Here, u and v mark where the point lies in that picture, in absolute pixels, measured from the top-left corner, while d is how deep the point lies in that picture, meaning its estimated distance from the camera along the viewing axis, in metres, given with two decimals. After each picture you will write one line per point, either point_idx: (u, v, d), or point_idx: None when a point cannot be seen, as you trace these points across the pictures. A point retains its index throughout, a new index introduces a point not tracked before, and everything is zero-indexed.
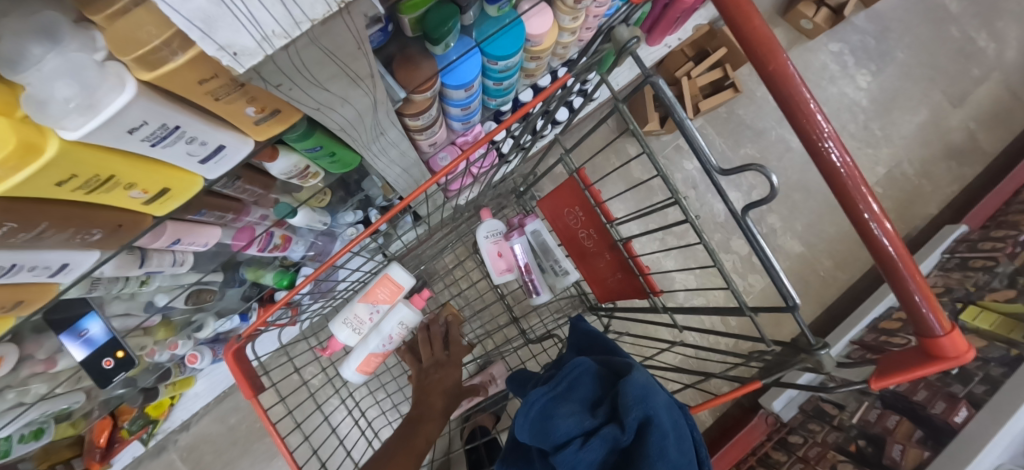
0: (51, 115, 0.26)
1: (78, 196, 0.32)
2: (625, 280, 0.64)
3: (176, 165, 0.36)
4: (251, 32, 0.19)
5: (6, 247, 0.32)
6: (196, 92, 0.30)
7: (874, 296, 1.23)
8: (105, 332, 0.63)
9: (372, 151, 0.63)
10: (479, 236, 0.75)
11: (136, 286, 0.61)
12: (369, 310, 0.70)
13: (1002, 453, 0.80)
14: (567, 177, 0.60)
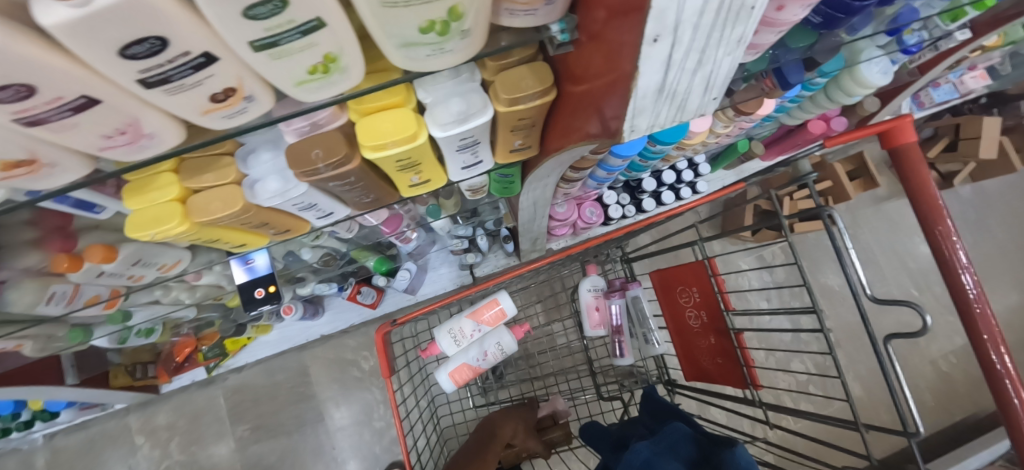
0: (437, 117, 0.36)
1: (391, 171, 0.42)
2: (723, 366, 0.69)
3: (446, 166, 0.46)
4: (650, 120, 0.32)
5: (326, 190, 0.41)
6: (511, 124, 0.40)
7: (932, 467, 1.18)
8: (266, 265, 0.73)
9: (533, 187, 0.74)
10: (583, 288, 0.86)
11: (308, 237, 0.71)
12: (473, 327, 0.80)
13: None
14: (695, 261, 0.69)
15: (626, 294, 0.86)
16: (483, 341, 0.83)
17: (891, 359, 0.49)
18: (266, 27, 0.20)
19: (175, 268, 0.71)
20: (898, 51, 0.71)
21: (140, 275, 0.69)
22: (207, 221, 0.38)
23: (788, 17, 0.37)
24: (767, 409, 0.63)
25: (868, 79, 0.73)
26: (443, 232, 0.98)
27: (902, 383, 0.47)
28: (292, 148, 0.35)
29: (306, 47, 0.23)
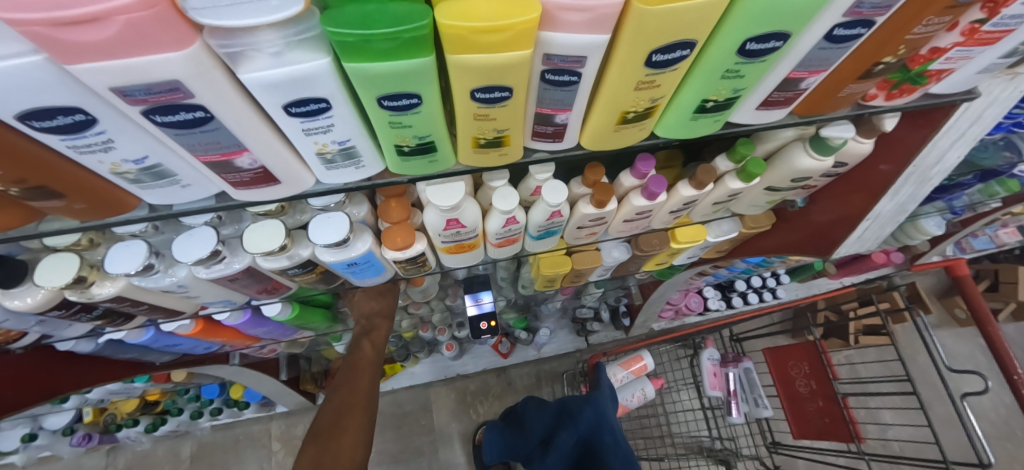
0: (716, 230, 0.66)
1: (663, 255, 0.71)
2: (830, 426, 0.86)
3: (677, 257, 0.75)
4: (848, 246, 0.63)
5: (632, 258, 0.70)
6: (734, 240, 0.71)
7: None
8: (491, 304, 0.92)
9: (680, 275, 0.99)
10: (705, 356, 1.02)
11: (525, 287, 0.97)
12: (624, 373, 0.99)
13: None
14: (807, 341, 0.89)
15: (739, 365, 1.03)
16: (626, 388, 1.00)
17: (967, 414, 0.69)
18: (726, 199, 0.53)
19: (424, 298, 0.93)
20: (948, 212, 1.01)
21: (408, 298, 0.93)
22: (578, 268, 0.66)
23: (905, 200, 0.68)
24: (874, 460, 0.79)
25: (926, 228, 1.03)
26: (586, 303, 1.21)
27: (976, 429, 0.68)
28: (639, 237, 0.65)
29: (724, 204, 0.55)
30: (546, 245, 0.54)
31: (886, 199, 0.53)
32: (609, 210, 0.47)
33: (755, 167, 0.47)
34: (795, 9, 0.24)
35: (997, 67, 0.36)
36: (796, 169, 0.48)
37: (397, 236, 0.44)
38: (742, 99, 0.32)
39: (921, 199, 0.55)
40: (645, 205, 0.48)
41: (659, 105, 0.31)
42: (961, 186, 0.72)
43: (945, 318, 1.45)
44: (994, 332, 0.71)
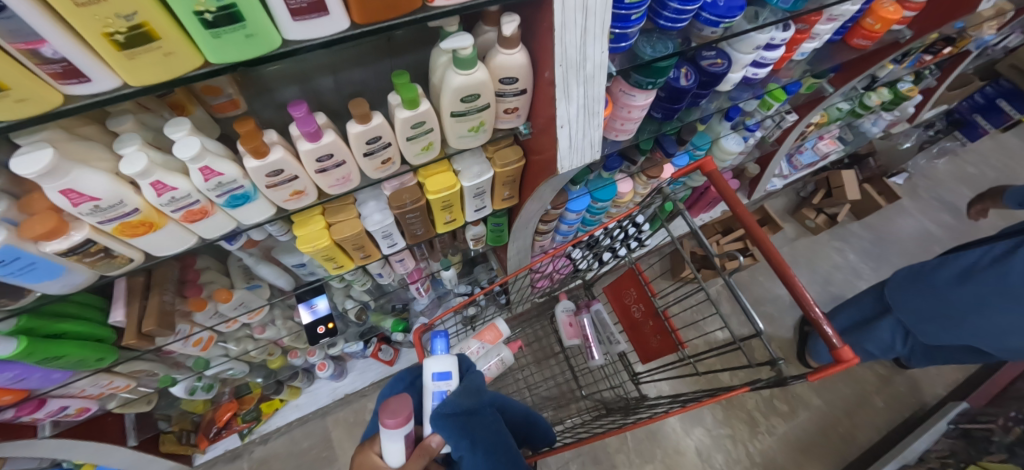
0: (466, 175, 0.69)
1: (439, 210, 0.73)
2: (661, 341, 0.89)
3: (465, 211, 0.78)
4: (574, 161, 0.66)
5: (400, 221, 0.72)
6: (502, 182, 0.75)
7: (893, 451, 1.30)
8: (326, 306, 0.96)
9: (514, 238, 1.01)
10: (558, 309, 1.05)
11: (358, 283, 0.97)
12: (478, 344, 0.99)
13: None
14: (628, 267, 0.93)
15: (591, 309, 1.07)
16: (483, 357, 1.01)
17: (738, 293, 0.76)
18: (417, 132, 0.56)
19: (256, 315, 0.92)
20: (742, 130, 1.13)
21: (233, 321, 0.90)
22: (338, 238, 0.68)
23: (636, 114, 0.74)
24: (695, 360, 0.84)
25: (728, 148, 1.14)
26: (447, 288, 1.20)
27: (746, 305, 0.74)
28: (390, 194, 0.68)
29: (424, 140, 0.58)
30: (256, 212, 0.56)
31: (561, 101, 0.57)
32: (273, 159, 0.49)
33: (406, 93, 0.51)
34: None
35: None
36: (454, 88, 0.52)
37: (33, 223, 0.42)
38: (252, 10, 0.35)
39: (601, 100, 0.59)
40: (314, 148, 0.50)
41: (150, 22, 0.33)
42: (691, 93, 0.79)
43: (801, 230, 1.62)
44: (741, 207, 0.76)
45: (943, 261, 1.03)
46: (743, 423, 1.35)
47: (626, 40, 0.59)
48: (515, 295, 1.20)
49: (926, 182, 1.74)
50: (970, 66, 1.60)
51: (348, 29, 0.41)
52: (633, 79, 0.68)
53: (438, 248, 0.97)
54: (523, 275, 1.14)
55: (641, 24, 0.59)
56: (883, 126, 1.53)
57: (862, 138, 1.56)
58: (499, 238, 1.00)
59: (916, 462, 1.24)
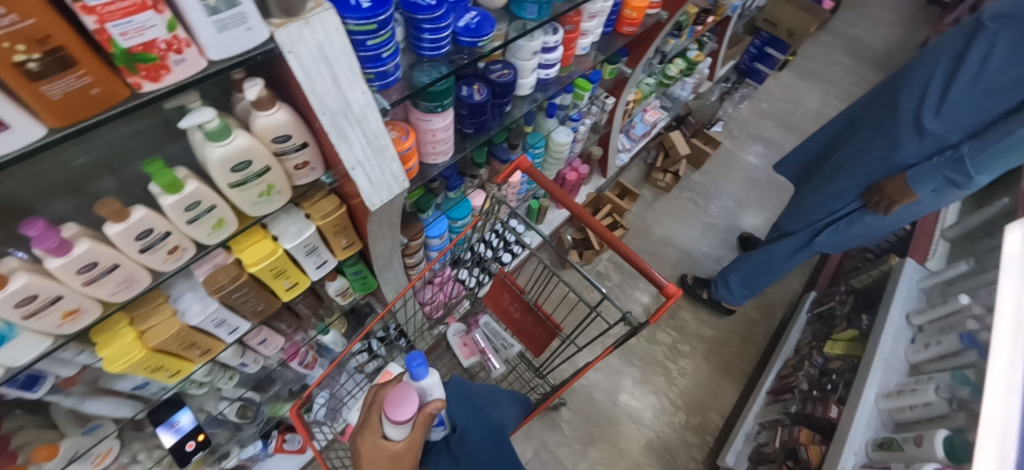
0: (285, 238, 0.69)
1: (270, 279, 0.71)
2: (542, 331, 0.94)
3: (304, 270, 0.77)
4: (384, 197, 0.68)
5: (228, 304, 0.69)
6: (331, 233, 0.75)
7: (776, 352, 1.51)
8: (191, 419, 0.87)
9: (384, 280, 1.01)
10: (449, 334, 1.08)
11: (224, 380, 0.90)
12: None
13: (869, 427, 1.05)
14: (494, 274, 0.97)
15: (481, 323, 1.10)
16: None
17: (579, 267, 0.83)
18: (197, 212, 0.54)
19: (106, 457, 0.81)
20: (567, 122, 1.26)
21: None
22: (157, 344, 0.63)
23: (443, 136, 0.80)
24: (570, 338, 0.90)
25: (561, 140, 1.26)
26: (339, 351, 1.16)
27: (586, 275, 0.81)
28: (205, 280, 0.64)
29: (211, 218, 0.56)
30: (23, 349, 0.49)
31: (341, 145, 0.59)
32: (17, 287, 0.43)
33: (163, 177, 0.48)
34: None
35: (225, 24, 0.42)
36: (217, 161, 0.52)
37: None
38: None
39: (383, 134, 0.63)
40: (68, 262, 0.46)
41: None
42: (490, 104, 0.86)
43: (657, 191, 1.83)
44: (558, 192, 0.84)
45: (854, 217, 1.17)
46: (658, 375, 1.47)
47: (388, 76, 0.63)
48: (409, 330, 1.22)
49: (738, 124, 2.10)
50: (738, 27, 1.96)
51: (45, 135, 0.38)
52: (422, 106, 0.74)
53: (304, 313, 0.94)
54: (409, 311, 1.16)
55: (397, 58, 0.63)
56: (690, 89, 1.80)
57: (679, 103, 1.81)
58: (369, 285, 1.00)
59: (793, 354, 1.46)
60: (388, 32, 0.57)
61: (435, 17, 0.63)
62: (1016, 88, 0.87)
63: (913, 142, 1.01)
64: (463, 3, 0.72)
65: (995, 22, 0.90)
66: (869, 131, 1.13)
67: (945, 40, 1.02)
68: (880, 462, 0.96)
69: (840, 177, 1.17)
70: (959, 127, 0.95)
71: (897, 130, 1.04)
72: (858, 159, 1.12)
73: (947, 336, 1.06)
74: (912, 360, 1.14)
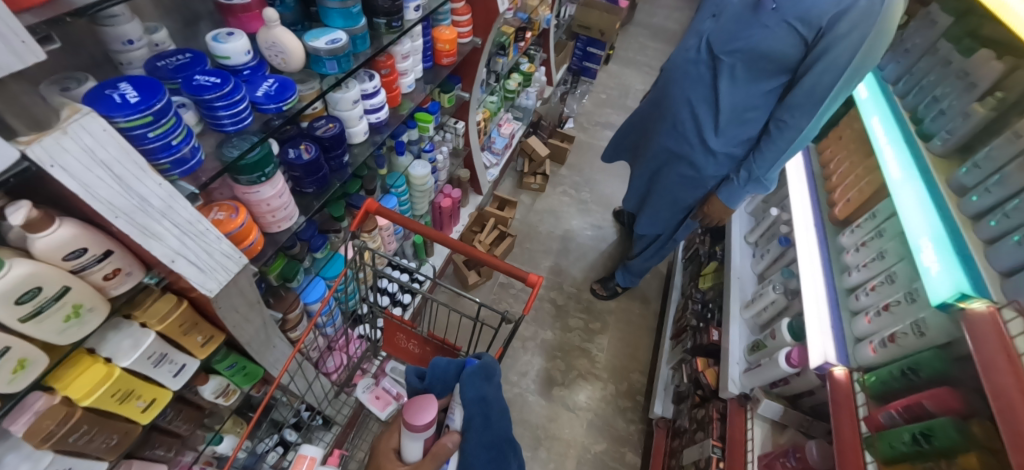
0: (121, 355, 0.64)
1: (116, 405, 0.65)
2: (444, 356, 0.97)
3: (159, 383, 0.71)
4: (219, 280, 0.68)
5: (68, 451, 0.61)
6: (180, 334, 0.71)
7: (668, 302, 1.72)
8: None
9: (269, 361, 0.96)
10: (358, 392, 1.05)
11: None
12: None
13: (743, 334, 1.22)
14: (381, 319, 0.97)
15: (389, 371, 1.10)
16: None
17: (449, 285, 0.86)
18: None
19: None
20: (420, 155, 1.33)
21: None
22: None
23: (280, 203, 0.81)
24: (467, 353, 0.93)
25: (420, 173, 1.33)
26: (245, 457, 1.06)
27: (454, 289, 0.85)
28: (29, 432, 0.55)
29: (10, 361, 0.49)
30: None
31: (153, 242, 0.58)
32: None
33: None
34: None
35: None
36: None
37: None
38: None
39: (203, 220, 0.63)
40: None
41: None
42: (322, 159, 0.89)
43: (534, 194, 1.99)
44: (411, 224, 0.88)
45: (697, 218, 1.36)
46: (579, 358, 1.57)
47: (187, 162, 0.63)
48: (318, 403, 1.17)
49: (587, 118, 2.37)
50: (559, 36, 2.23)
51: None
52: (243, 180, 0.74)
53: (182, 429, 0.85)
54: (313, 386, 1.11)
55: (192, 141, 0.63)
56: (533, 98, 2.00)
57: (528, 111, 1.99)
58: (253, 373, 0.95)
59: (681, 297, 1.67)
60: (171, 120, 0.58)
61: (224, 93, 0.65)
62: (759, 108, 1.05)
63: (711, 161, 1.17)
64: (258, 73, 0.75)
65: (729, 55, 1.03)
66: (666, 143, 1.24)
67: (687, 65, 1.14)
68: (754, 362, 1.12)
69: (672, 190, 1.30)
70: (737, 142, 1.12)
71: (692, 152, 1.18)
72: (677, 177, 1.26)
73: (772, 243, 1.29)
74: (758, 271, 1.36)
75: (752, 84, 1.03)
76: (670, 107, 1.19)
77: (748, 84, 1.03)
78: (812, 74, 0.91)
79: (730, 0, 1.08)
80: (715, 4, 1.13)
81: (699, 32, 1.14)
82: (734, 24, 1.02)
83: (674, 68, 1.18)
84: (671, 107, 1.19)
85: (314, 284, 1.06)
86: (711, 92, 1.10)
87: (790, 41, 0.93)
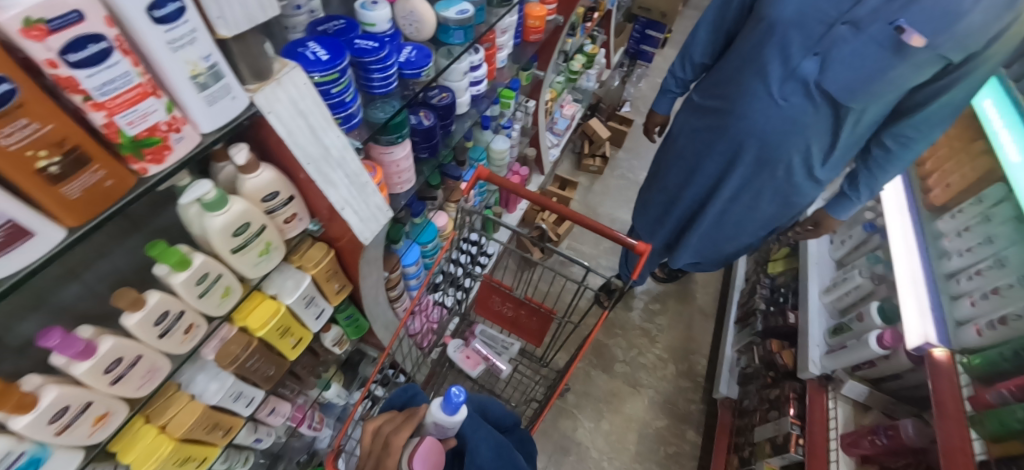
0: (285, 294, 0.70)
1: (277, 339, 0.72)
2: (538, 320, 1.02)
3: (306, 324, 0.78)
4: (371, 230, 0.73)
5: (242, 375, 0.68)
6: (326, 280, 0.77)
7: (729, 287, 1.72)
8: None
9: (374, 317, 1.02)
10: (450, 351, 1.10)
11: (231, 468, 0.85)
12: None
13: (822, 318, 1.23)
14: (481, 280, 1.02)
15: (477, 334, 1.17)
16: None
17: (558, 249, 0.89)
18: (206, 284, 0.55)
19: None
20: (500, 130, 1.36)
21: None
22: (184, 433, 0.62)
23: (406, 165, 0.86)
24: (563, 317, 0.97)
25: (500, 147, 1.37)
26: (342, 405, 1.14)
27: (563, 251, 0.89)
28: (217, 354, 0.64)
29: (219, 288, 0.57)
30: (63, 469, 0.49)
31: (329, 189, 0.63)
32: (49, 402, 0.44)
33: (171, 256, 0.50)
34: None
35: (214, 96, 0.46)
36: (219, 229, 0.54)
37: None
38: None
39: (364, 171, 0.68)
40: (94, 364, 0.47)
41: None
42: (437, 127, 0.94)
43: (592, 176, 2.00)
44: (521, 189, 0.92)
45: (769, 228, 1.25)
46: (639, 337, 1.60)
47: (353, 119, 0.68)
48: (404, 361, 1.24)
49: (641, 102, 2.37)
50: (619, 18, 2.21)
51: (67, 236, 0.40)
52: (383, 140, 0.79)
53: (305, 372, 0.92)
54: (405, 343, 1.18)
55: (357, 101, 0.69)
56: (594, 80, 2.00)
57: (588, 94, 2.00)
58: (361, 327, 1.01)
59: (743, 283, 1.67)
60: (347, 79, 0.63)
61: (381, 57, 0.69)
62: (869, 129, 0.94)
63: (811, 188, 1.05)
64: (398, 40, 0.79)
65: (859, 100, 0.85)
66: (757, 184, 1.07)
67: (792, 112, 0.92)
68: (838, 345, 1.12)
69: (756, 222, 1.17)
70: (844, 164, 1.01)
71: (792, 187, 1.05)
72: (774, 212, 1.12)
73: (856, 230, 1.29)
74: (836, 257, 1.35)
75: (873, 115, 0.90)
76: (771, 156, 0.99)
77: (871, 116, 0.90)
78: (960, 97, 0.81)
79: (822, 28, 0.84)
80: (803, 35, 0.85)
81: (785, 70, 0.89)
82: (860, 63, 0.82)
83: (766, 120, 0.94)
84: (773, 155, 0.99)
85: (411, 249, 1.10)
86: (826, 130, 0.93)
87: (930, 66, 0.80)
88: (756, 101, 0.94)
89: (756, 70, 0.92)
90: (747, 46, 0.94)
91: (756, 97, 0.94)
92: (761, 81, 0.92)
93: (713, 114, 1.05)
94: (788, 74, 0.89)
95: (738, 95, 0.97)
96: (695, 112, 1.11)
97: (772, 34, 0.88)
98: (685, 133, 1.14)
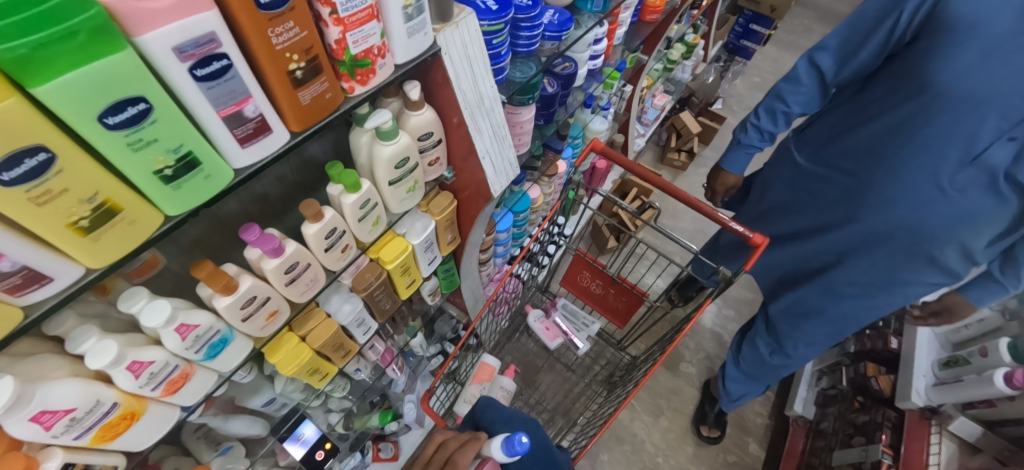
0: (414, 234, 0.74)
1: (400, 276, 0.75)
2: (629, 301, 1.01)
3: (421, 267, 0.81)
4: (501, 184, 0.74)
5: (367, 303, 0.73)
6: (445, 227, 0.80)
7: None
8: (314, 431, 0.91)
9: (467, 275, 1.05)
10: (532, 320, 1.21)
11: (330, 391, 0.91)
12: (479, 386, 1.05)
13: (933, 347, 1.14)
14: (574, 255, 1.02)
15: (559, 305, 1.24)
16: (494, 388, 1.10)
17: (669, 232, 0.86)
18: (365, 211, 0.59)
19: None
20: (599, 110, 1.35)
21: None
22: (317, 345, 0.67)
23: (528, 128, 0.87)
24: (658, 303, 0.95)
25: (598, 127, 1.35)
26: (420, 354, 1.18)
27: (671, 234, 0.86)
28: (353, 280, 0.69)
29: (373, 216, 0.61)
30: (238, 353, 0.55)
31: (476, 136, 0.65)
32: (246, 288, 0.50)
33: (346, 178, 0.54)
34: (123, 74, 0.29)
35: (414, 29, 0.49)
36: (387, 159, 0.57)
37: None
38: (206, 151, 0.38)
39: (506, 124, 0.70)
40: (281, 261, 0.51)
41: (112, 198, 0.33)
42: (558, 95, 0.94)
43: (675, 171, 1.94)
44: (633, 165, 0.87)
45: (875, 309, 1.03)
46: (709, 341, 1.55)
47: (502, 72, 0.70)
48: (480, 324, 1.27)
49: (733, 101, 2.25)
50: (722, 10, 2.09)
51: (291, 138, 0.44)
52: (516, 100, 0.80)
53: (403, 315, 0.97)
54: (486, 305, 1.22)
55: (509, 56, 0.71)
56: (690, 71, 1.92)
57: (681, 86, 1.93)
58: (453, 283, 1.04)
59: None
60: (505, 31, 0.64)
61: (531, 16, 0.70)
62: None
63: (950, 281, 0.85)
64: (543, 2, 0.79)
65: None
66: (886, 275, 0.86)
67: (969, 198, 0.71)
68: (950, 378, 1.03)
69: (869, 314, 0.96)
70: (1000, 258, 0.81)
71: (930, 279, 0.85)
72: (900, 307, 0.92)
73: None
74: None
75: None
76: (917, 246, 0.79)
77: None
78: None
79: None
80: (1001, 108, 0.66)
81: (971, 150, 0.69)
82: None
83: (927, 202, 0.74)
84: (933, 255, 0.79)
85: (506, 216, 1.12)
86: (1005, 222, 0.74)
87: None
88: (913, 190, 0.75)
89: (917, 158, 0.73)
90: (892, 118, 0.76)
91: (914, 185, 0.75)
92: (929, 170, 0.73)
93: (842, 199, 0.85)
94: (966, 160, 0.71)
95: (880, 168, 0.78)
96: (807, 187, 0.92)
97: (943, 106, 0.70)
98: (797, 209, 0.96)
